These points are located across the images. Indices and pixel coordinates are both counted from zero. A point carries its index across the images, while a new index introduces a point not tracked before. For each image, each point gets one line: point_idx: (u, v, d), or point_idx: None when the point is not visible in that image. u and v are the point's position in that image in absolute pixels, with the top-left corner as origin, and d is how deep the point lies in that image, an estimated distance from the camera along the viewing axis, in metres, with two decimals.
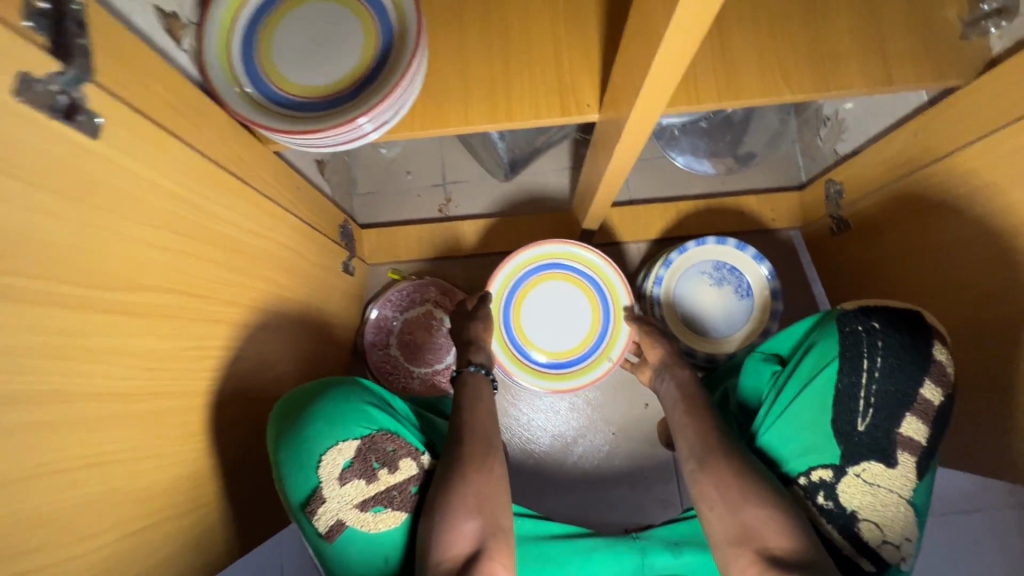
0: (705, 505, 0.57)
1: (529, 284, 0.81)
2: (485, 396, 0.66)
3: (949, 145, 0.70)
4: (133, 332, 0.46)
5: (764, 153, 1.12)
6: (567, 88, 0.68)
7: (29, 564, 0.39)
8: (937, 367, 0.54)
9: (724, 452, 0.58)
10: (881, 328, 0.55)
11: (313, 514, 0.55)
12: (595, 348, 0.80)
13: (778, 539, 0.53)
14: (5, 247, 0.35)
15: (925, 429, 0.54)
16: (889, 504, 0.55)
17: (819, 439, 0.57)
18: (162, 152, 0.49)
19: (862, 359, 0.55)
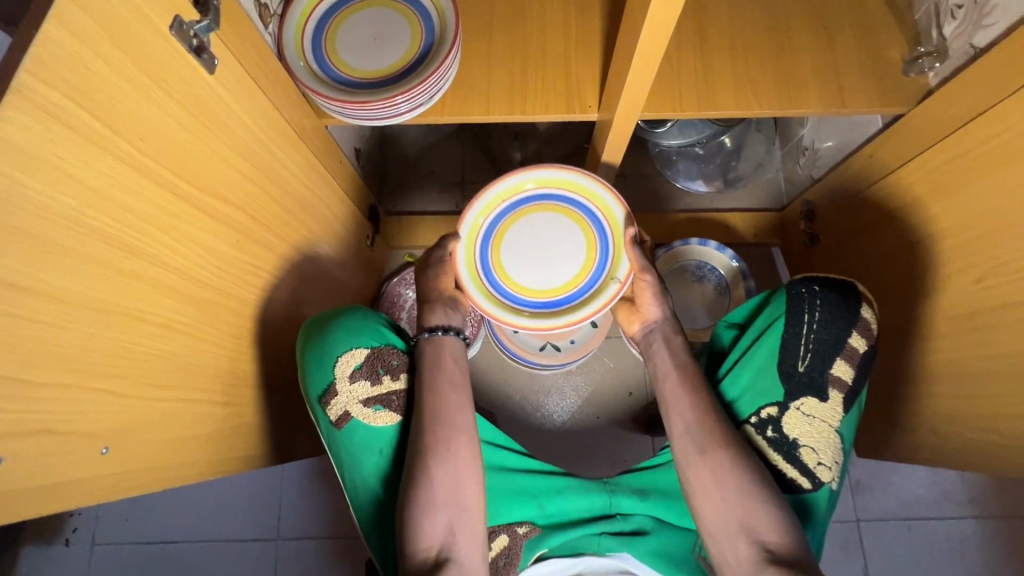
0: (707, 497, 0.65)
1: (507, 221, 0.79)
2: (445, 360, 0.73)
3: (898, 160, 0.82)
4: (211, 232, 0.59)
5: (750, 177, 1.25)
6: (573, 91, 0.82)
7: (113, 387, 0.49)
8: (863, 321, 0.66)
9: (724, 444, 0.66)
10: (819, 290, 0.67)
11: (327, 405, 0.69)
12: (594, 278, 0.77)
13: (770, 532, 0.62)
14: (145, 133, 0.47)
15: (851, 371, 0.66)
16: (821, 434, 0.66)
17: (768, 384, 0.68)
18: (250, 99, 0.63)
19: (803, 313, 0.67)
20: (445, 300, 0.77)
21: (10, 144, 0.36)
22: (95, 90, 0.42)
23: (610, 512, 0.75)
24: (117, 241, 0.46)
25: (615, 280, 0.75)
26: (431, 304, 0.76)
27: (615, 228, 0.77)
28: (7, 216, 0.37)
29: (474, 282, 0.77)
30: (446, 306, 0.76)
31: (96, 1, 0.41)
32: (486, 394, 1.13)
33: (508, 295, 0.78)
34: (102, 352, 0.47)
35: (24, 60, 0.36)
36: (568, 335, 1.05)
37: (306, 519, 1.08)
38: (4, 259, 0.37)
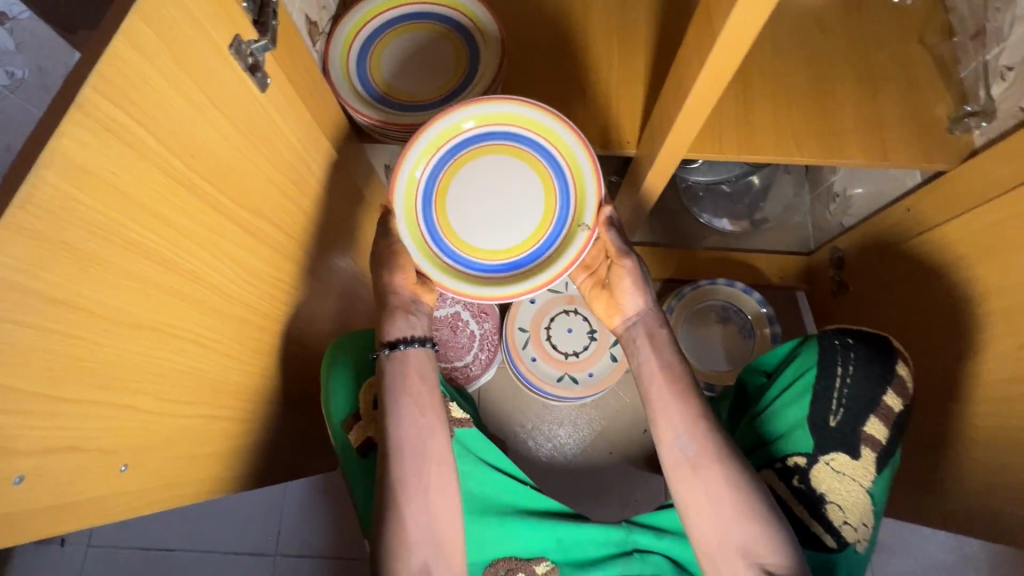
0: (698, 517, 0.62)
1: (445, 176, 0.70)
2: (410, 376, 0.70)
3: (942, 216, 0.81)
4: (246, 248, 0.58)
5: (776, 220, 1.23)
6: (611, 126, 0.82)
7: (138, 403, 0.48)
8: (899, 380, 0.63)
9: (717, 458, 0.62)
10: (853, 344, 0.64)
11: (348, 427, 0.72)
12: (551, 238, 0.69)
13: (767, 553, 0.60)
14: (197, 150, 0.47)
15: (886, 430, 0.63)
16: (850, 491, 0.63)
17: (797, 431, 0.65)
18: (296, 117, 0.63)
19: (836, 366, 0.64)
20: (405, 305, 0.72)
21: (68, 159, 0.36)
22: (153, 106, 0.41)
23: (627, 549, 0.72)
24: (158, 256, 0.46)
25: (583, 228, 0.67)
26: (389, 314, 0.71)
27: (580, 182, 0.68)
28: (57, 231, 0.36)
29: (413, 231, 0.69)
30: (406, 313, 0.72)
31: (164, 19, 0.40)
32: (497, 421, 1.12)
33: (451, 250, 0.70)
34: (131, 368, 0.46)
35: (90, 75, 0.36)
36: (587, 368, 1.04)
37: (306, 536, 1.05)
38: (50, 275, 0.36)
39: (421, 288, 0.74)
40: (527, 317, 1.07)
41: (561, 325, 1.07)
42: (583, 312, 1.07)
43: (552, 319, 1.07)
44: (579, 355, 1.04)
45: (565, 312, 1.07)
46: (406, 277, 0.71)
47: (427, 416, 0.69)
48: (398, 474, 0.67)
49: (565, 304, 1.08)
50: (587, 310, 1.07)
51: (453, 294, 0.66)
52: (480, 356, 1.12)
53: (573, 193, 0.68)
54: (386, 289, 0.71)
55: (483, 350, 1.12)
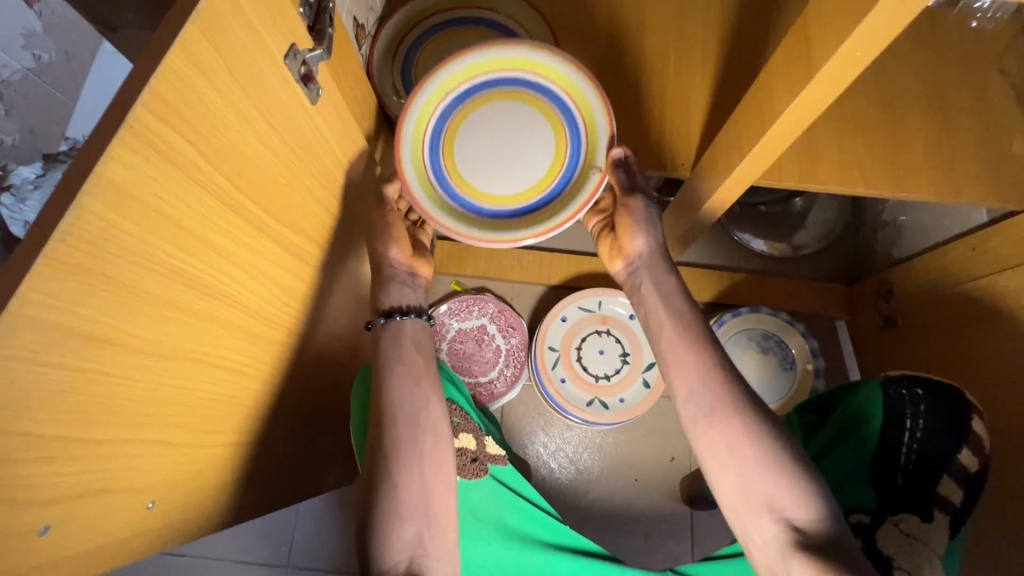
0: (721, 473, 0.57)
1: (454, 120, 0.67)
2: (406, 346, 0.66)
3: (1017, 256, 0.76)
4: (285, 266, 0.54)
5: (816, 247, 1.16)
6: (666, 147, 0.78)
7: (170, 436, 0.44)
8: (976, 439, 0.59)
9: (735, 410, 0.57)
10: (924, 396, 0.61)
11: None
12: (556, 188, 0.68)
13: (797, 510, 0.53)
14: (245, 168, 0.43)
15: (959, 491, 0.59)
16: (927, 562, 0.54)
17: (861, 485, 0.61)
18: (343, 128, 0.59)
19: (905, 419, 0.61)
20: (401, 275, 0.69)
21: (115, 185, 0.32)
22: (206, 124, 0.38)
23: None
24: (199, 283, 0.42)
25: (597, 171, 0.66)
26: (383, 282, 0.68)
27: (593, 138, 0.66)
28: (99, 264, 0.33)
29: (419, 168, 0.66)
30: (401, 282, 0.68)
31: (223, 30, 0.37)
32: (519, 440, 1.09)
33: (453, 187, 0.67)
34: (165, 401, 0.43)
35: (144, 92, 0.32)
36: (618, 393, 1.01)
37: (319, 548, 1.03)
38: (89, 311, 0.33)
39: (419, 261, 0.71)
40: (557, 337, 1.03)
41: (592, 346, 1.03)
42: (616, 334, 1.03)
43: (583, 340, 1.03)
44: (610, 379, 1.01)
45: (597, 333, 1.03)
46: (400, 248, 0.69)
47: (423, 378, 0.65)
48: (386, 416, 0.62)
49: (597, 325, 1.03)
50: (619, 332, 1.03)
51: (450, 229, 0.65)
52: (505, 373, 1.08)
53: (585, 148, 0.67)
54: (381, 259, 0.69)
55: (508, 366, 1.08)
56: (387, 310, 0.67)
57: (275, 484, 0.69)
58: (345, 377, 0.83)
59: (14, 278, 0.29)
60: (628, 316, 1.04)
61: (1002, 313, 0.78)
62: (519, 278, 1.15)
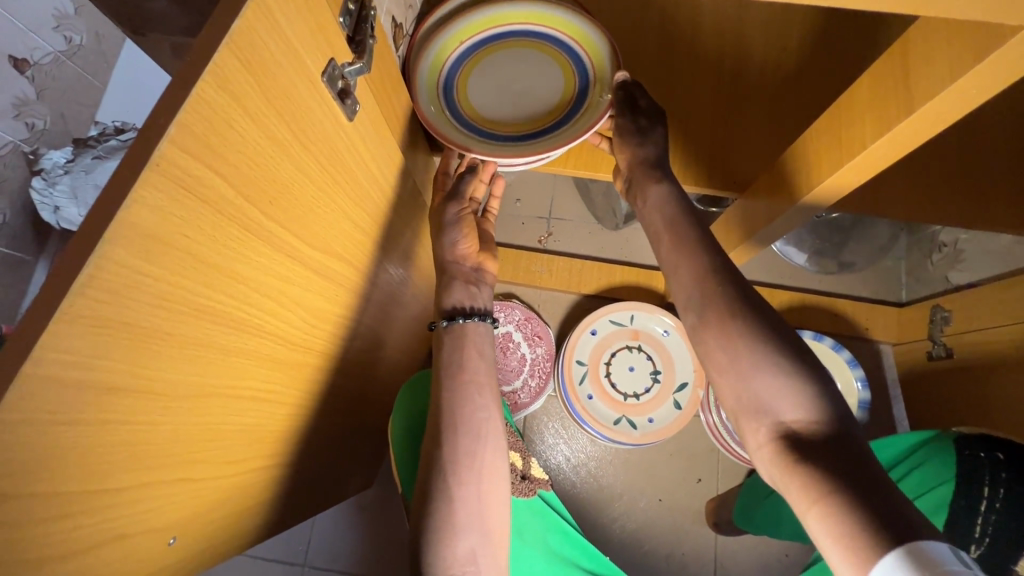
0: (717, 379, 0.52)
1: (468, 65, 0.64)
2: (469, 351, 0.62)
3: None
4: (314, 289, 0.52)
5: (865, 264, 1.11)
6: (720, 161, 0.71)
7: (193, 473, 0.42)
8: None
9: (728, 312, 0.53)
10: (1005, 461, 0.57)
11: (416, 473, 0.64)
12: (523, 136, 0.62)
13: (793, 411, 0.48)
14: (277, 195, 0.40)
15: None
16: None
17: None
18: (379, 140, 0.55)
19: (982, 488, 0.57)
20: (467, 274, 0.65)
21: (138, 230, 0.29)
22: (237, 154, 0.35)
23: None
24: (226, 318, 0.40)
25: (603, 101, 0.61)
26: (447, 280, 0.64)
27: (584, 117, 0.61)
28: (121, 313, 0.30)
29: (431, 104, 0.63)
30: (468, 281, 0.65)
31: (255, 51, 0.33)
32: (542, 452, 1.06)
33: (449, 88, 0.64)
34: (188, 438, 0.40)
35: (170, 126, 0.29)
36: (647, 413, 0.97)
37: (336, 548, 1.03)
38: (109, 363, 0.31)
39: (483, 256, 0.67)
40: (586, 350, 0.99)
41: (622, 362, 0.99)
42: (648, 350, 0.99)
43: (613, 355, 0.99)
44: (640, 398, 0.97)
45: (628, 348, 0.99)
46: (467, 242, 0.65)
47: (482, 381, 0.62)
48: (451, 396, 0.60)
49: (628, 340, 1.00)
50: (651, 348, 0.99)
51: (435, 133, 0.60)
52: (530, 383, 1.05)
53: (576, 117, 0.62)
54: (446, 257, 0.65)
55: (533, 377, 1.05)
56: (449, 311, 0.64)
57: (298, 501, 0.67)
58: (371, 389, 0.81)
59: (31, 338, 0.26)
60: (661, 332, 1.00)
61: None
62: (548, 285, 1.13)
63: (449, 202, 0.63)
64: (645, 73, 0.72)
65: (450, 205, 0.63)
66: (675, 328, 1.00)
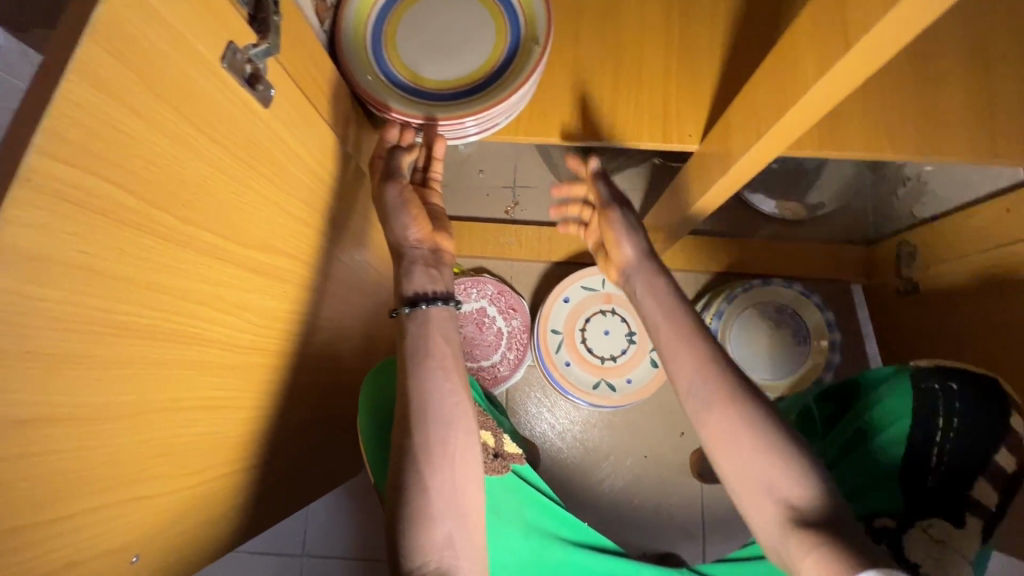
0: (717, 456, 0.52)
1: (394, 19, 0.63)
2: (435, 338, 0.61)
3: None
4: (255, 289, 0.50)
5: (833, 205, 1.12)
6: (673, 116, 0.72)
7: (146, 491, 0.41)
8: (1014, 437, 0.60)
9: (730, 396, 0.52)
10: (957, 391, 0.61)
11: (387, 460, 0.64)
12: (460, 92, 0.62)
13: (796, 489, 0.49)
14: (190, 196, 0.38)
15: (993, 494, 0.59)
16: (955, 566, 0.53)
17: (890, 488, 0.61)
18: (306, 125, 0.52)
19: (938, 417, 0.61)
20: (425, 258, 0.63)
21: (23, 254, 0.27)
22: (133, 159, 0.32)
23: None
24: (154, 332, 0.38)
25: (536, 49, 0.60)
26: (406, 267, 0.62)
27: (519, 67, 0.61)
28: (21, 342, 0.28)
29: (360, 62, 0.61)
30: (427, 265, 0.63)
31: (132, 43, 0.31)
32: (528, 422, 1.07)
33: (378, 45, 0.62)
34: (135, 458, 0.39)
35: (37, 136, 0.26)
36: (625, 373, 0.97)
37: (331, 536, 1.04)
38: (17, 395, 0.29)
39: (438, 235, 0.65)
40: (560, 318, 0.99)
41: (597, 327, 0.99)
42: (621, 313, 0.99)
43: (588, 321, 0.99)
44: (617, 360, 0.97)
45: (601, 313, 0.99)
46: (419, 225, 0.62)
47: (445, 364, 0.60)
48: (419, 387, 0.58)
49: (601, 304, 0.99)
50: (625, 311, 0.99)
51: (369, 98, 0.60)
52: (508, 356, 1.04)
53: (511, 68, 0.61)
54: (398, 242, 0.63)
55: (511, 349, 1.04)
56: (411, 297, 0.62)
57: (279, 498, 0.67)
58: (343, 379, 0.80)
59: None
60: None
61: None
62: (518, 256, 1.11)
63: (389, 183, 0.60)
64: (588, 39, 0.73)
65: (387, 189, 0.61)
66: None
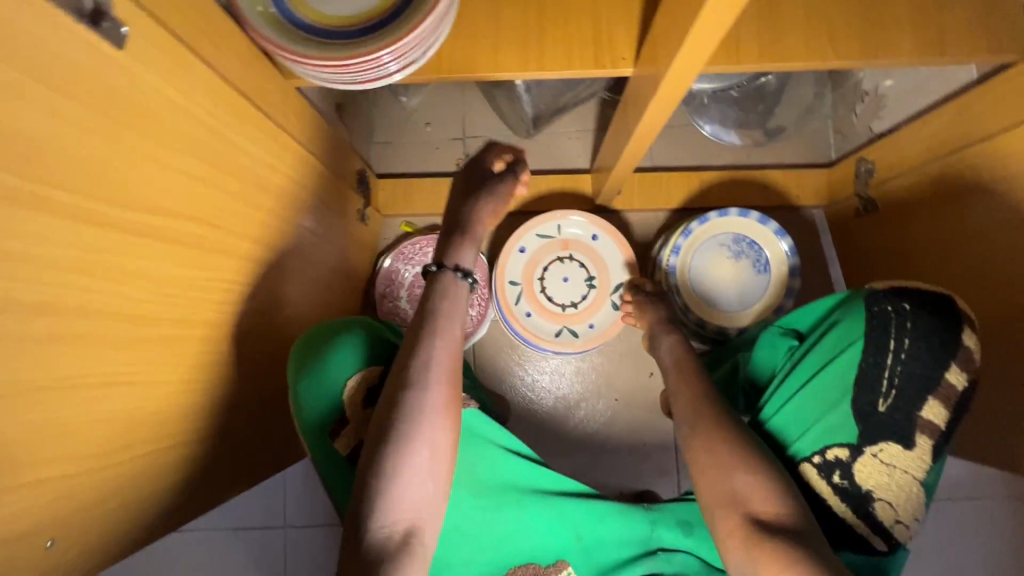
0: (699, 475, 0.56)
1: None
2: (457, 307, 0.61)
3: (1004, 121, 0.69)
4: (154, 256, 0.47)
5: (793, 128, 1.08)
6: (603, 38, 0.67)
7: (51, 473, 0.40)
8: (965, 352, 0.53)
9: (716, 423, 0.58)
10: (911, 310, 0.54)
11: (335, 434, 0.60)
12: (360, 30, 0.58)
13: (764, 504, 0.53)
14: (30, 149, 0.35)
15: (946, 413, 0.54)
16: (901, 485, 0.55)
17: (839, 418, 0.55)
18: (186, 74, 0.48)
19: (889, 339, 0.54)
20: (474, 238, 0.67)
21: None
22: None
23: (649, 549, 0.63)
24: (20, 305, 0.35)
25: None
26: (460, 237, 0.66)
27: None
28: None
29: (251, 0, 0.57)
30: (474, 246, 0.66)
31: None
32: (499, 376, 1.06)
33: None
34: (25, 438, 0.37)
35: None
36: (587, 319, 0.96)
37: (314, 506, 1.04)
38: None
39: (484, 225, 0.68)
40: (518, 269, 0.96)
41: (555, 274, 0.97)
42: (580, 258, 0.97)
43: (546, 269, 0.96)
44: (578, 307, 0.96)
45: (559, 260, 0.97)
46: (490, 216, 0.68)
47: (449, 337, 0.59)
48: (431, 345, 0.57)
49: (558, 251, 0.97)
50: (583, 256, 0.97)
51: (259, 35, 0.55)
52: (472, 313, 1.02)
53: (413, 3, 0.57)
54: (468, 214, 0.67)
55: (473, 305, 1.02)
56: (450, 265, 0.64)
57: (239, 473, 0.66)
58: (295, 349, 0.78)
59: None
60: (591, 238, 0.97)
61: (981, 189, 0.71)
62: (473, 210, 1.06)
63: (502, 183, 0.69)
64: None
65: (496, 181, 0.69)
66: (603, 232, 0.96)
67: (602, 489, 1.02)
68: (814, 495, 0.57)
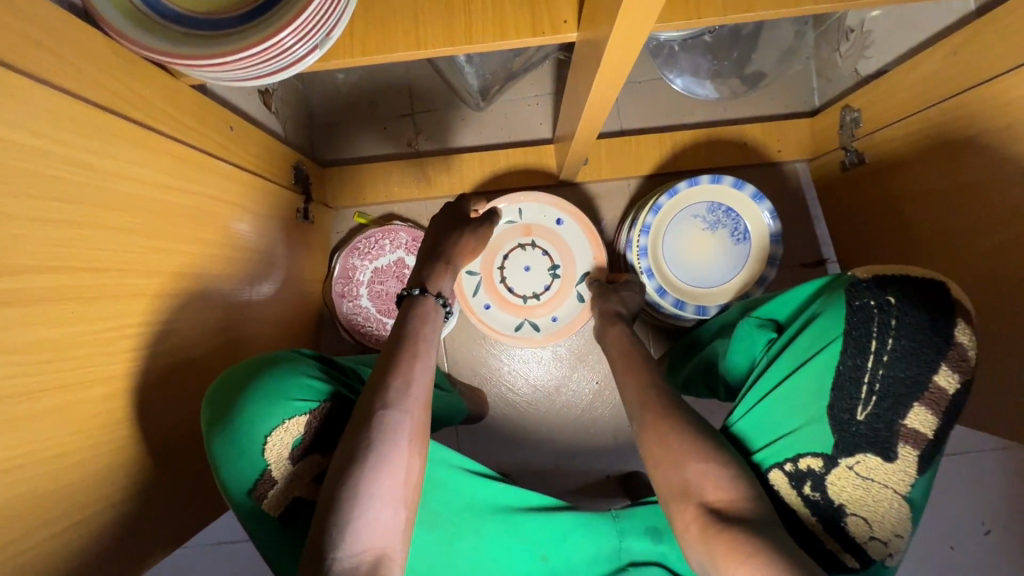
0: (652, 467, 0.53)
1: None
2: (432, 329, 0.63)
3: (1005, 61, 0.60)
4: (9, 324, 0.39)
5: (773, 74, 0.98)
6: (540, 0, 0.58)
7: None
8: (957, 351, 0.48)
9: (662, 412, 0.55)
10: (896, 305, 0.49)
11: (263, 497, 0.56)
12: (246, 17, 0.48)
13: (715, 491, 0.49)
14: None
15: (934, 420, 0.49)
16: (878, 499, 0.51)
17: (811, 425, 0.52)
18: (18, 100, 0.40)
19: (870, 339, 0.50)
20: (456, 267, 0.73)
21: None
22: None
23: (621, 564, 0.61)
24: None
25: None
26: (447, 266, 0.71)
27: None
28: None
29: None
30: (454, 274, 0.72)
31: None
32: (474, 365, 1.02)
33: None
34: None
35: None
36: (550, 311, 0.89)
37: None
38: None
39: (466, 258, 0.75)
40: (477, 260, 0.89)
41: (517, 263, 0.90)
42: (542, 245, 0.89)
43: (506, 257, 0.90)
44: (541, 298, 0.89)
45: (521, 247, 0.90)
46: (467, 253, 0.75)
47: (426, 364, 0.58)
48: (406, 366, 0.56)
49: (519, 238, 0.89)
50: (546, 242, 0.89)
51: (121, 38, 0.46)
52: None
53: None
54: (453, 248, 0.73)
55: None
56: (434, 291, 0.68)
57: (191, 516, 0.62)
58: None
59: None
60: (554, 222, 0.89)
61: (980, 140, 0.63)
62: (430, 193, 0.97)
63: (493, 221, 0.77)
64: None
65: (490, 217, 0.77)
66: (568, 216, 0.88)
67: (585, 473, 1.00)
68: (779, 502, 0.54)
